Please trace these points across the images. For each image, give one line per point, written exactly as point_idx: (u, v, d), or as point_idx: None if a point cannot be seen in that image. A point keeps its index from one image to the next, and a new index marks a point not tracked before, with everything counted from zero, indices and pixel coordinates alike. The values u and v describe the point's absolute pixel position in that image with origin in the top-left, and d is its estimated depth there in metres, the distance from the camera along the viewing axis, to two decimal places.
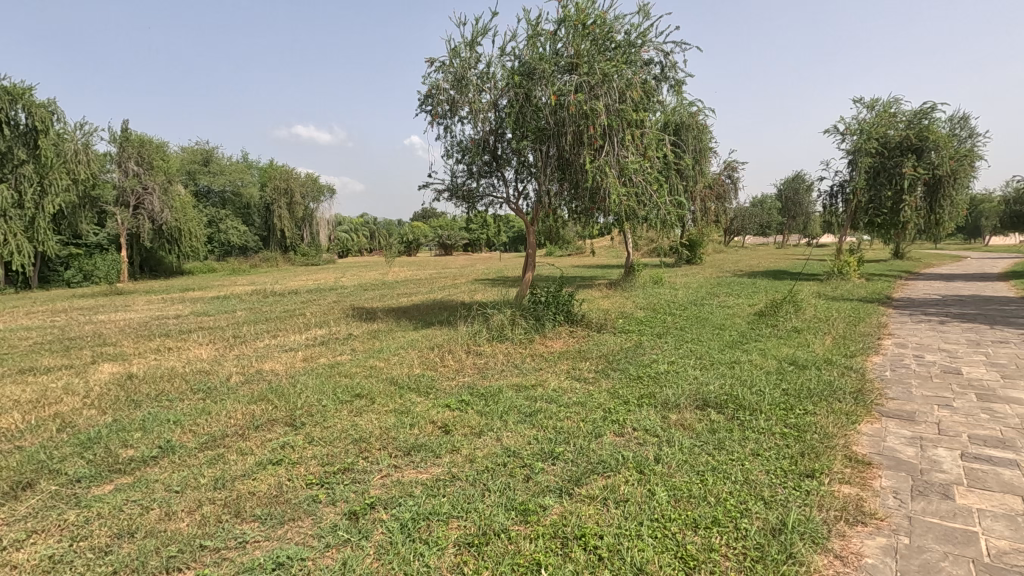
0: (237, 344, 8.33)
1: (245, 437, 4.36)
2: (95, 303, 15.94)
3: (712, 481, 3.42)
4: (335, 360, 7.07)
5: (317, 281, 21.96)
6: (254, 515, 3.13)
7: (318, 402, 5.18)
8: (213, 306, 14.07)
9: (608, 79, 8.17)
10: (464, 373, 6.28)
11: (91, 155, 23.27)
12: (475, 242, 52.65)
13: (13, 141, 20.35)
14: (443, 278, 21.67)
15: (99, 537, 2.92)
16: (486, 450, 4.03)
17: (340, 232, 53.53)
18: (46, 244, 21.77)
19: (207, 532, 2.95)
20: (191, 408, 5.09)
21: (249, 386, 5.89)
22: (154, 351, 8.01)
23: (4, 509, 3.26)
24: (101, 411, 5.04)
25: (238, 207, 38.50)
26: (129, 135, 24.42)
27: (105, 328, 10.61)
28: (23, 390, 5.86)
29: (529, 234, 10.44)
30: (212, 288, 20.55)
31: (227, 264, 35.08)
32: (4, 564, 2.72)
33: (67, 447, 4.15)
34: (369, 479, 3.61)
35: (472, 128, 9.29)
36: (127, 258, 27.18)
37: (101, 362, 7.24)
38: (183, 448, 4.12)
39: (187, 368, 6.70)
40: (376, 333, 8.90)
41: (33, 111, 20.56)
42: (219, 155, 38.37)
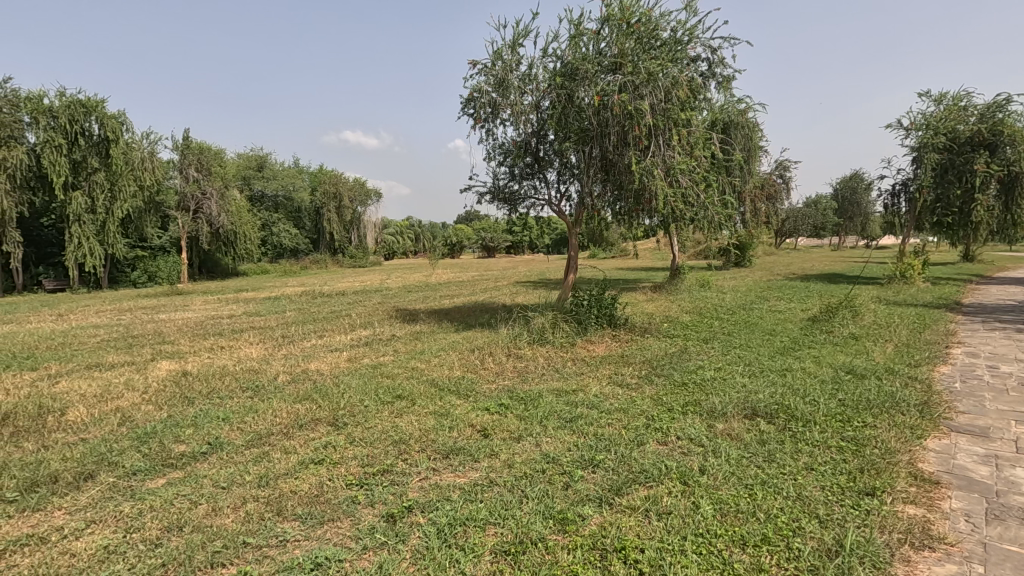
0: (286, 344, 8.59)
1: (290, 436, 4.46)
2: (157, 303, 16.78)
3: (761, 496, 3.25)
4: (378, 361, 7.17)
5: (363, 283, 22.48)
6: (295, 514, 3.18)
7: (360, 403, 5.26)
8: (264, 307, 14.58)
9: (653, 78, 7.98)
10: (504, 377, 6.24)
11: (156, 163, 24.14)
12: (518, 244, 52.96)
13: (87, 151, 21.85)
14: (485, 280, 21.82)
15: (151, 530, 3.03)
16: (525, 456, 3.98)
17: (386, 235, 54.85)
18: (115, 246, 23.18)
19: (250, 530, 3.01)
20: (241, 406, 5.26)
21: (295, 385, 6.03)
22: (209, 350, 8.35)
23: (66, 498, 3.43)
24: (157, 407, 5.27)
25: (289, 211, 39.88)
26: (190, 143, 25.67)
27: (165, 327, 11.19)
28: (89, 385, 6.22)
29: (572, 236, 10.35)
30: (264, 289, 21.31)
31: (279, 266, 36.36)
32: (64, 552, 2.85)
33: (126, 440, 4.35)
34: (408, 481, 3.62)
35: (515, 131, 9.27)
36: (188, 259, 28.63)
37: (160, 360, 7.61)
38: (231, 445, 4.25)
39: (238, 366, 6.95)
40: (419, 335, 8.99)
41: (105, 122, 21.88)
42: (273, 161, 40.00)
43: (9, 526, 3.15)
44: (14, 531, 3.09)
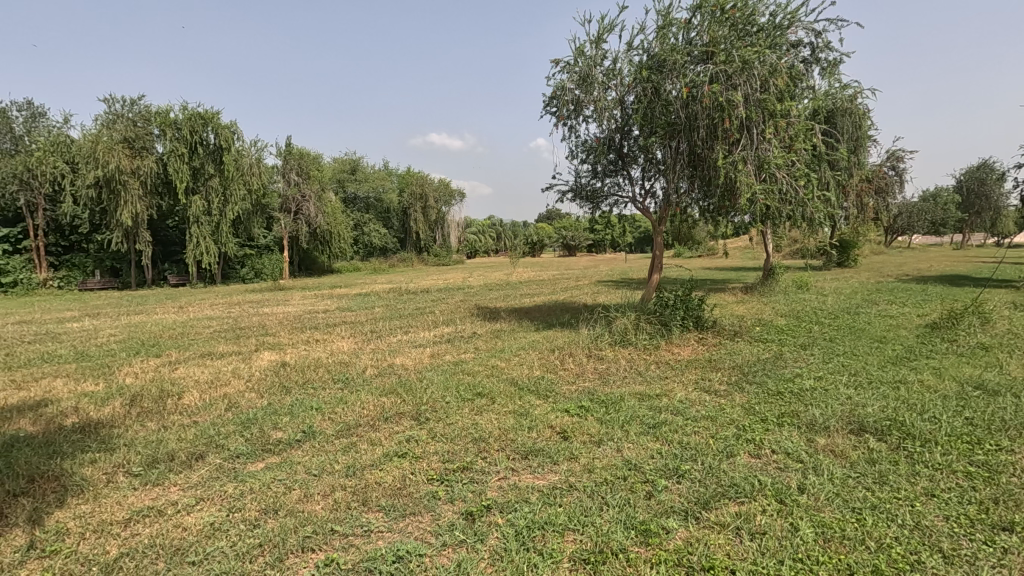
0: (374, 339, 8.99)
1: (376, 428, 4.63)
2: (263, 298, 18.20)
3: (872, 522, 2.93)
4: (459, 358, 7.29)
5: (447, 281, 23.11)
6: (379, 505, 3.28)
7: (442, 399, 5.36)
8: (355, 302, 15.36)
9: (748, 66, 7.50)
10: (584, 378, 6.13)
11: (262, 168, 26.19)
12: (600, 242, 52.30)
13: (205, 159, 24.17)
14: (565, 279, 21.69)
15: (251, 511, 3.24)
16: (605, 461, 3.86)
17: (469, 234, 56.15)
18: (227, 245, 25.38)
19: (338, 517, 3.15)
20: (332, 397, 5.54)
21: (381, 379, 6.28)
22: (304, 342, 8.91)
23: (180, 475, 3.77)
24: (259, 395, 5.67)
25: (379, 211, 41.84)
26: (291, 149, 27.66)
27: (268, 320, 12.10)
28: (202, 371, 6.85)
29: (656, 235, 10.01)
30: (355, 286, 22.49)
31: (369, 264, 38.31)
32: (177, 525, 3.11)
33: (231, 425, 4.72)
34: (487, 480, 3.63)
35: (598, 127, 9.08)
36: (289, 258, 30.87)
37: (263, 351, 8.23)
38: (323, 434, 4.48)
39: (330, 359, 7.36)
40: (499, 333, 9.06)
41: (219, 132, 24.10)
42: (365, 164, 42.18)
43: (135, 497, 3.50)
44: (138, 502, 3.43)
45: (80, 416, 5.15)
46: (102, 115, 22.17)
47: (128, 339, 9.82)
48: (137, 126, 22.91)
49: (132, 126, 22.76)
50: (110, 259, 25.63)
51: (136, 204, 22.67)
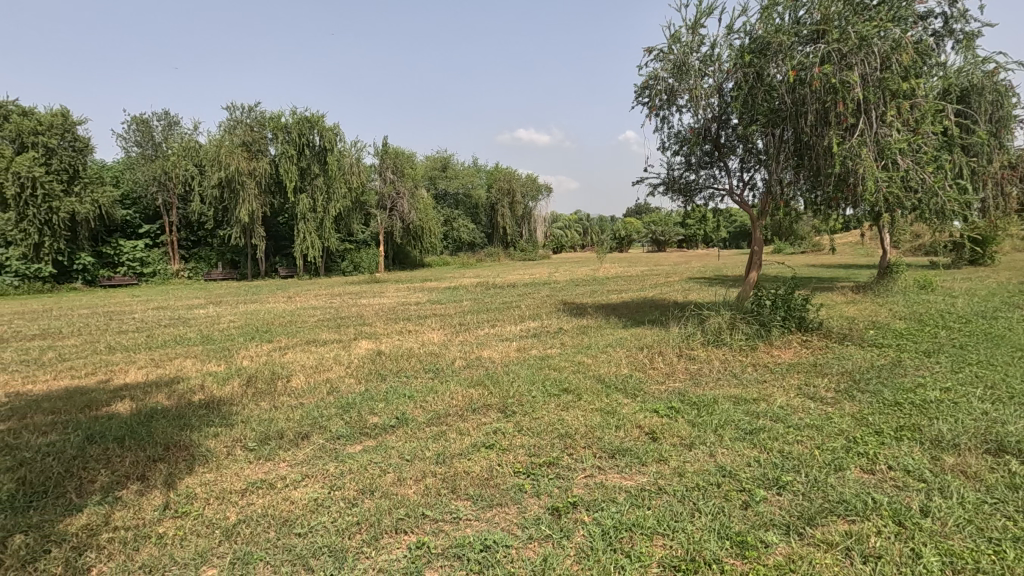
0: (463, 331, 9.23)
1: (465, 418, 4.75)
2: (360, 289, 19.30)
3: (1013, 557, 2.57)
4: (546, 353, 7.31)
5: (533, 276, 23.19)
6: (467, 494, 3.37)
7: (529, 393, 5.39)
8: (444, 296, 15.88)
9: (866, 43, 6.83)
10: (674, 378, 5.92)
11: (361, 167, 27.72)
12: (692, 238, 50.14)
13: (311, 160, 26.02)
14: (655, 275, 21.03)
15: (349, 490, 3.45)
16: (697, 465, 3.69)
17: (555, 229, 56.01)
18: (329, 240, 27.06)
19: (428, 503, 3.27)
20: (423, 386, 5.77)
21: (469, 370, 6.44)
22: (398, 333, 9.34)
23: (289, 453, 4.09)
24: (357, 381, 6.02)
25: (468, 207, 42.89)
26: (388, 148, 28.99)
27: (365, 311, 12.81)
28: (308, 357, 7.40)
29: (756, 230, 9.43)
30: (445, 279, 23.26)
31: (458, 258, 39.41)
32: (286, 498, 3.38)
33: (332, 408, 5.06)
34: (573, 476, 3.60)
35: (693, 117, 8.69)
36: (385, 252, 32.48)
37: (360, 339, 8.73)
38: (414, 421, 4.67)
39: (422, 350, 7.66)
40: (586, 329, 8.97)
41: (324, 134, 25.82)
42: (455, 161, 43.32)
43: (250, 470, 3.84)
44: (253, 474, 3.76)
45: (206, 393, 5.75)
46: (225, 121, 24.51)
47: (245, 325, 10.83)
48: (254, 130, 25.09)
49: (250, 131, 24.97)
50: (230, 252, 28.35)
51: (252, 202, 24.87)
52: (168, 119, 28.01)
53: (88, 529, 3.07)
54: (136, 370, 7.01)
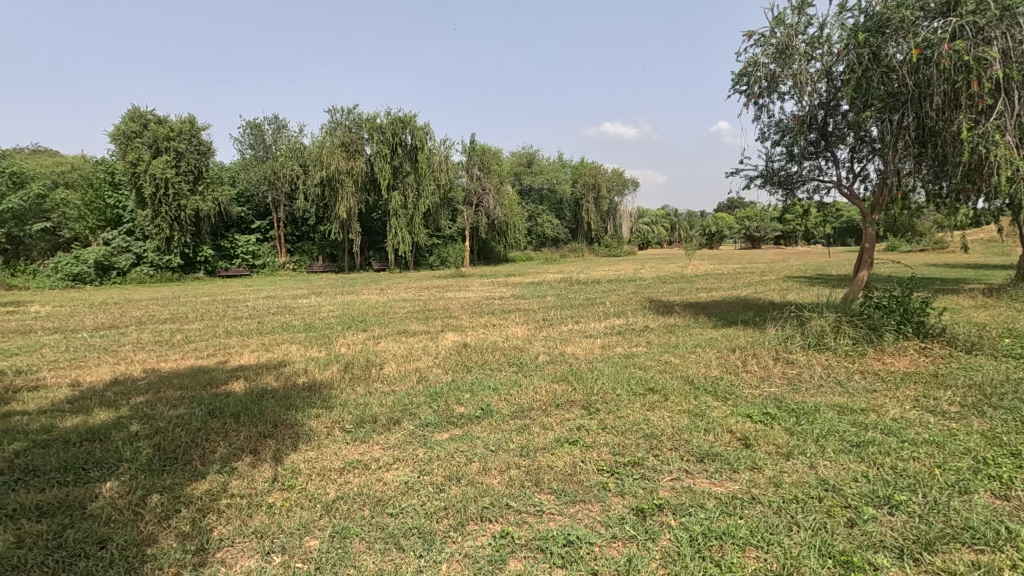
0: (547, 327, 9.25)
1: (548, 413, 4.77)
2: (447, 283, 19.93)
3: None
4: (631, 351, 7.17)
5: (618, 272, 22.76)
6: (550, 487, 3.39)
7: (613, 391, 5.31)
8: (528, 291, 16.00)
9: (1008, 15, 6.16)
10: (770, 383, 5.58)
11: (449, 164, 28.39)
12: (790, 235, 46.94)
13: (403, 158, 27.16)
14: (748, 273, 19.90)
15: (437, 475, 3.58)
16: (795, 477, 3.46)
17: (642, 225, 54.61)
18: (418, 235, 27.99)
19: (513, 494, 3.32)
20: (507, 379, 5.86)
21: (553, 366, 6.44)
22: (483, 326, 9.54)
23: (382, 436, 4.31)
24: (444, 371, 6.23)
25: (553, 203, 42.88)
26: (475, 145, 29.58)
27: (452, 304, 13.21)
28: (399, 347, 7.76)
29: (867, 225, 8.66)
30: (529, 275, 23.45)
31: (542, 254, 39.54)
32: (379, 479, 3.56)
33: (421, 396, 5.27)
34: (659, 479, 3.51)
35: (797, 104, 8.11)
36: (470, 247, 33.25)
37: (447, 331, 9.02)
38: (499, 413, 4.76)
39: (506, 343, 7.77)
40: (673, 328, 8.67)
41: (415, 133, 26.84)
42: (540, 157, 43.45)
43: (347, 450, 4.10)
44: (350, 455, 4.01)
45: (308, 377, 6.20)
46: (326, 123, 26.17)
47: (342, 315, 11.53)
48: (352, 131, 26.57)
49: (349, 132, 26.46)
50: (329, 247, 30.29)
51: (349, 200, 26.42)
52: (277, 123, 30.32)
53: (210, 493, 3.42)
54: (249, 353, 7.70)
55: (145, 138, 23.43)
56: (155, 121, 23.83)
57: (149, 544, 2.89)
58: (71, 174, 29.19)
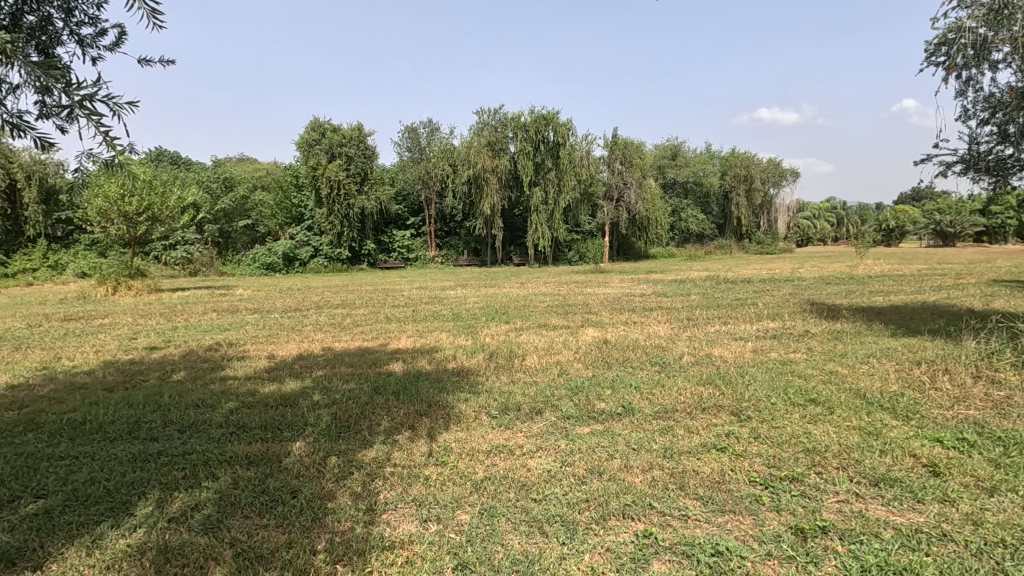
0: (692, 327, 8.84)
1: (693, 416, 4.57)
2: (585, 278, 19.93)
3: None
4: (789, 357, 6.57)
5: (772, 271, 20.88)
6: (696, 493, 3.25)
7: (767, 399, 4.92)
8: (671, 289, 15.34)
9: None
10: (966, 404, 4.76)
11: (590, 160, 28.24)
12: (997, 230, 39.16)
13: (545, 155, 27.66)
14: (938, 275, 17.01)
15: (579, 468, 3.63)
16: (1001, 517, 2.93)
17: (801, 220, 49.42)
18: (558, 230, 28.33)
19: (656, 495, 3.25)
20: (649, 378, 5.72)
21: (698, 367, 6.16)
22: (624, 323, 9.38)
23: (524, 425, 4.47)
24: (584, 366, 6.26)
25: (698, 196, 40.65)
26: (617, 139, 29.06)
27: (590, 299, 13.19)
28: (540, 339, 7.95)
29: None
30: (671, 271, 22.52)
31: (685, 250, 37.70)
32: (523, 465, 3.71)
33: (562, 389, 5.36)
34: (822, 498, 3.20)
35: (1015, 74, 6.75)
36: (610, 242, 32.79)
37: (587, 327, 9.03)
38: (641, 412, 4.67)
39: (648, 342, 7.57)
40: (839, 334, 7.77)
41: (557, 130, 27.16)
42: (686, 149, 41.34)
43: (493, 434, 4.32)
44: (496, 439, 4.23)
45: (457, 363, 6.65)
46: (475, 124, 27.57)
47: (486, 306, 12.11)
48: (498, 131, 27.65)
49: (495, 131, 27.58)
50: (474, 242, 31.90)
51: (493, 196, 27.60)
52: (431, 126, 32.50)
53: (377, 461, 3.84)
54: (405, 338, 8.43)
55: (323, 145, 26.71)
56: (331, 130, 27.02)
57: (329, 499, 3.33)
58: (266, 178, 34.25)
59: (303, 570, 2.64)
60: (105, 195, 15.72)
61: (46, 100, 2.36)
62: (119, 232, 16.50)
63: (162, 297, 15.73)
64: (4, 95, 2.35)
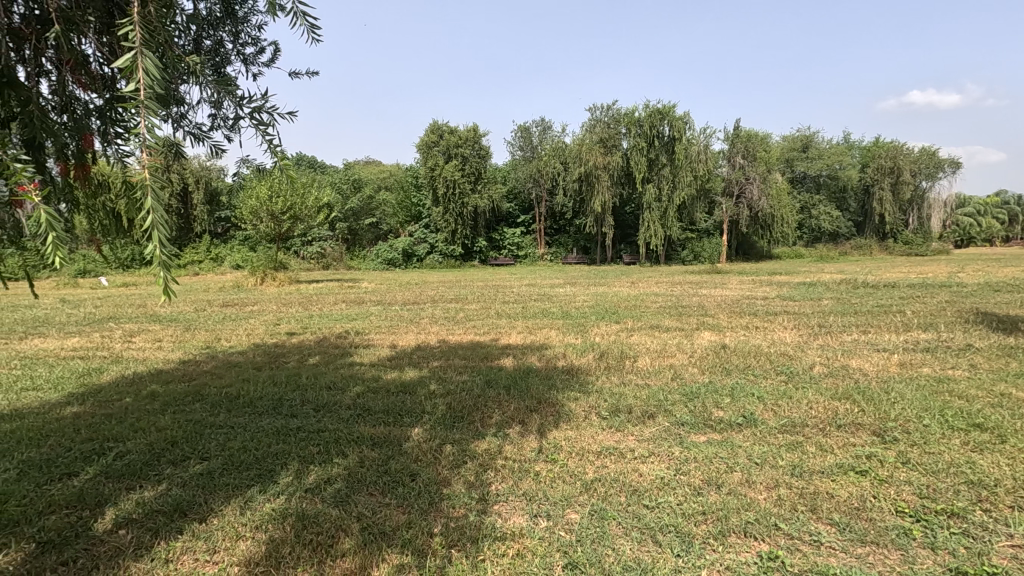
0: (824, 334, 8.04)
1: (827, 433, 4.15)
2: (701, 279, 18.98)
3: None
4: (946, 374, 5.74)
5: (922, 275, 18.39)
6: (830, 518, 2.96)
7: (918, 420, 4.34)
8: (799, 292, 14.15)
9: None
10: None
11: (709, 154, 26.78)
12: None
13: (660, 150, 26.72)
14: None
15: (695, 478, 3.45)
16: None
17: (961, 217, 42.97)
18: (671, 228, 27.25)
19: (784, 515, 3.00)
20: (775, 388, 5.30)
21: (832, 379, 5.60)
22: (744, 328, 8.80)
23: (635, 428, 4.36)
24: (701, 372, 5.96)
25: (833, 191, 36.92)
26: (740, 132, 27.25)
27: (707, 301, 12.51)
28: (652, 341, 7.70)
29: None
30: (799, 273, 20.74)
31: (815, 249, 34.51)
32: (635, 470, 3.61)
33: (677, 394, 5.14)
34: (991, 539, 2.76)
35: None
36: (728, 241, 30.90)
37: (703, 330, 8.58)
38: (765, 424, 4.35)
39: (773, 349, 7.02)
40: (1013, 350, 6.63)
41: (673, 124, 26.11)
42: (819, 139, 37.76)
43: (603, 435, 4.26)
44: (606, 440, 4.16)
45: (567, 361, 6.64)
46: (587, 121, 27.32)
47: (596, 305, 11.96)
48: (611, 127, 27.17)
49: (607, 128, 27.14)
50: (583, 240, 31.72)
51: (604, 193, 27.23)
52: (543, 125, 32.75)
53: (489, 452, 3.94)
54: (516, 334, 8.58)
55: (441, 146, 28.01)
56: (449, 132, 28.26)
57: (444, 485, 3.48)
58: (390, 178, 36.70)
59: (421, 551, 2.79)
60: (257, 196, 17.78)
61: (218, 112, 2.66)
62: (267, 229, 18.59)
63: (300, 288, 17.48)
64: (185, 109, 2.68)
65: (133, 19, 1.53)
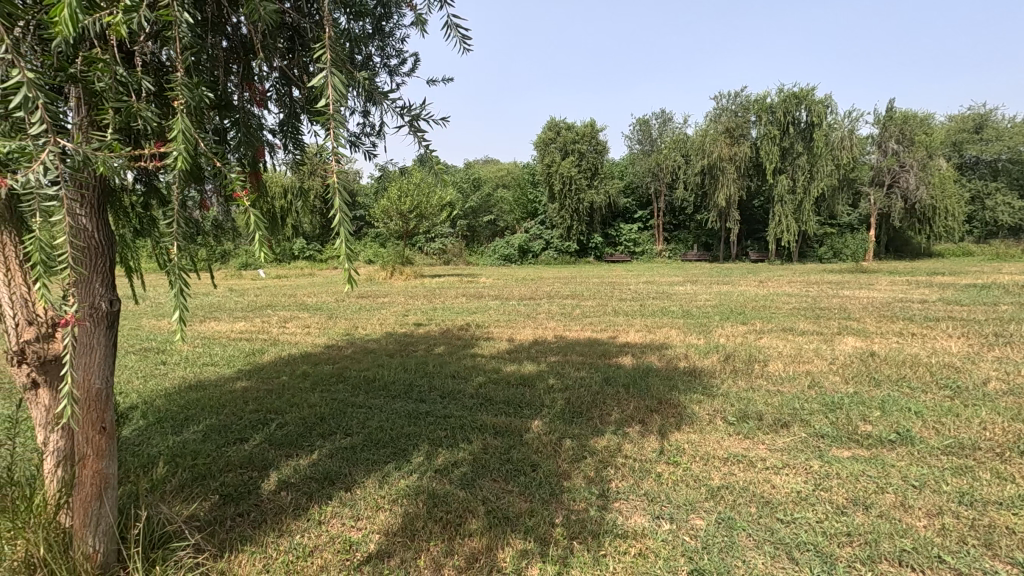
0: (1001, 345, 6.89)
1: (1006, 460, 3.57)
2: (842, 279, 17.13)
3: None
4: None
5: None
6: (1011, 558, 2.56)
7: None
8: (969, 295, 12.22)
9: None
10: None
11: (855, 140, 24.09)
12: None
13: (795, 138, 24.57)
14: None
15: (839, 496, 3.16)
16: None
17: None
18: (807, 223, 24.91)
19: (949, 547, 2.65)
20: (937, 404, 4.66)
21: (1014, 398, 4.79)
22: (898, 334, 7.83)
23: (766, 437, 4.08)
24: (843, 380, 5.42)
25: (1015, 177, 31.35)
26: (894, 113, 24.17)
27: (850, 303, 11.28)
28: (785, 345, 7.12)
29: None
30: (967, 274, 17.92)
31: (990, 246, 29.60)
32: (767, 481, 3.39)
33: (815, 404, 4.72)
34: None
35: None
36: (877, 237, 27.57)
37: (846, 335, 7.76)
38: (924, 443, 3.85)
39: (934, 359, 6.17)
40: None
41: (812, 109, 23.89)
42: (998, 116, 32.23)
43: (731, 442, 4.04)
44: (734, 447, 3.95)
45: (689, 362, 6.38)
46: (711, 110, 25.91)
47: (721, 305, 11.32)
48: (738, 116, 25.55)
49: (734, 117, 25.54)
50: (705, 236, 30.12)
51: (729, 187, 25.64)
52: (664, 117, 31.59)
53: (609, 449, 3.93)
54: (634, 332, 8.40)
55: (558, 143, 28.22)
56: (566, 128, 28.37)
57: (565, 478, 3.53)
58: (508, 176, 37.61)
59: (544, 539, 2.87)
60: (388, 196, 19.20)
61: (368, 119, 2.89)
62: (396, 227, 19.99)
63: (425, 282, 18.57)
64: None
65: (325, 43, 1.74)
